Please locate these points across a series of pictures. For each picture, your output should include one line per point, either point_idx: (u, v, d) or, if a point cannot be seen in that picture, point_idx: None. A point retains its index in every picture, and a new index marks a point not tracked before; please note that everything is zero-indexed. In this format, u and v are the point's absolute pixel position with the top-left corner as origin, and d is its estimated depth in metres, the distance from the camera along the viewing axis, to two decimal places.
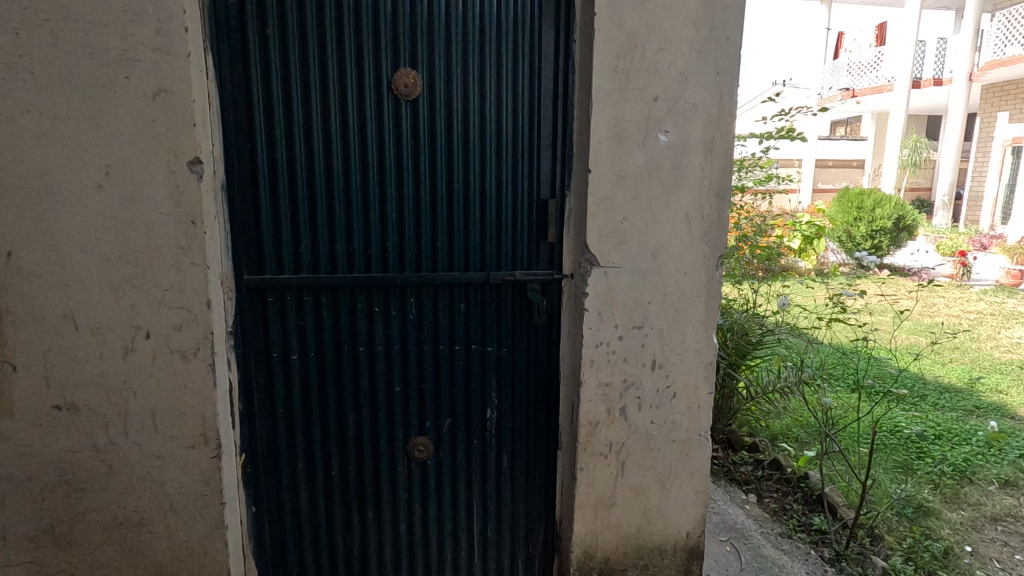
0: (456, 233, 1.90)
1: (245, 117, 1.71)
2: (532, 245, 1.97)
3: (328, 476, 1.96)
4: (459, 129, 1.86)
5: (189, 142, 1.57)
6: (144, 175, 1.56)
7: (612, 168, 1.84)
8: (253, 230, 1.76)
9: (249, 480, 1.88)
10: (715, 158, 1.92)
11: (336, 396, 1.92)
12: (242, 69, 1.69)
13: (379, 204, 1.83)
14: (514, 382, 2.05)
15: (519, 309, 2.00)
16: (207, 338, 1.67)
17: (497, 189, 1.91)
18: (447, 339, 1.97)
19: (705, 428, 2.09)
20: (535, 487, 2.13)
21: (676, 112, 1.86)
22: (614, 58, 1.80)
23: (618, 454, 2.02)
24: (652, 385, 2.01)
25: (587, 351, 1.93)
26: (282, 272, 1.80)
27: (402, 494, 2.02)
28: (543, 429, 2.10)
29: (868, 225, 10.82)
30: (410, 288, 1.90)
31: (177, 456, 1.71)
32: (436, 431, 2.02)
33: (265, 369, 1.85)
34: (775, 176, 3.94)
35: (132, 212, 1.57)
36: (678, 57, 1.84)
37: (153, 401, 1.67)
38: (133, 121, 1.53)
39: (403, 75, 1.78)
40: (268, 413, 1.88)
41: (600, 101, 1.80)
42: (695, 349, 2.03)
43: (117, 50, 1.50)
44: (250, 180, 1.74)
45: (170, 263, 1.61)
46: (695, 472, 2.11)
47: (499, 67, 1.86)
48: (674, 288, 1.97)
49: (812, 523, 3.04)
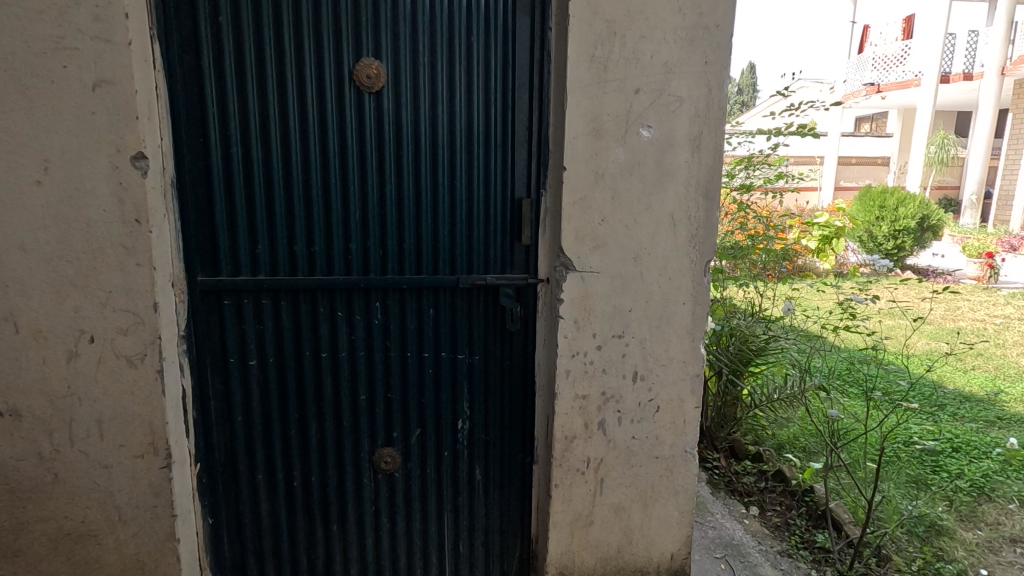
0: (424, 235, 1.80)
1: (198, 110, 1.62)
2: (506, 246, 1.85)
3: (290, 487, 1.87)
4: (425, 122, 1.75)
5: (132, 135, 1.48)
6: (84, 170, 1.47)
7: (589, 165, 1.71)
8: (207, 229, 1.68)
9: (205, 490, 1.80)
10: (703, 156, 1.77)
11: (298, 405, 1.84)
12: (193, 59, 1.60)
13: (341, 202, 1.73)
14: (488, 391, 1.93)
15: (492, 314, 1.88)
16: (155, 342, 1.58)
17: (468, 186, 1.80)
18: (415, 347, 1.86)
19: (691, 444, 1.95)
20: (510, 503, 2.02)
21: (659, 105, 1.72)
22: (590, 47, 1.66)
23: (596, 471, 1.90)
24: (633, 398, 1.87)
25: (562, 361, 1.80)
26: (239, 274, 1.71)
27: (368, 507, 1.93)
28: (519, 442, 1.98)
29: (891, 224, 10.42)
30: (375, 290, 1.80)
31: (125, 465, 1.63)
32: (404, 442, 1.91)
33: (222, 374, 1.76)
34: (787, 174, 3.74)
35: (73, 210, 1.48)
36: (662, 46, 1.69)
37: (99, 408, 1.59)
38: (71, 113, 1.44)
39: (366, 65, 1.68)
40: (225, 421, 1.79)
41: (576, 93, 1.67)
42: (681, 360, 1.88)
43: (54, 38, 1.41)
44: (204, 176, 1.65)
45: (114, 263, 1.52)
46: (679, 491, 1.97)
47: (470, 56, 1.74)
48: (657, 296, 1.83)
49: (815, 539, 2.90)
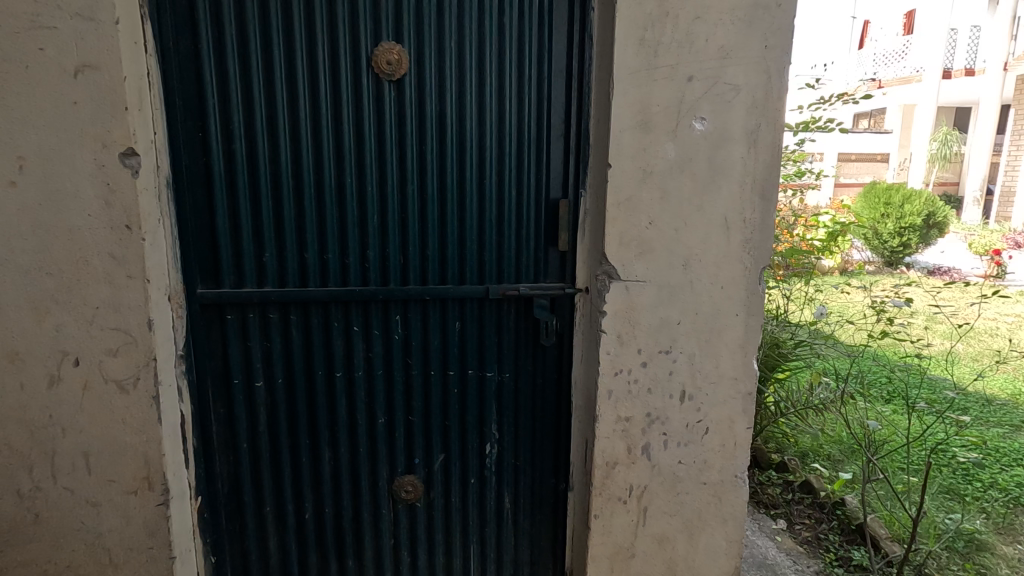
0: (450, 241, 1.61)
1: (196, 102, 1.44)
2: (539, 252, 1.67)
3: (301, 520, 1.68)
4: (452, 115, 1.56)
5: (120, 127, 1.28)
6: (67, 169, 1.28)
7: (636, 162, 1.53)
8: (208, 235, 1.49)
9: (207, 526, 1.61)
10: (760, 151, 1.59)
11: (309, 430, 1.65)
12: (190, 42, 1.42)
13: (357, 204, 1.55)
14: (519, 412, 1.76)
15: (524, 328, 1.70)
16: (149, 365, 1.39)
17: (499, 186, 1.62)
18: (438, 364, 1.68)
19: (742, 469, 1.76)
20: (541, 534, 1.84)
21: (713, 95, 1.53)
22: (640, 29, 1.48)
23: (639, 499, 1.72)
24: (681, 419, 1.70)
25: (604, 380, 1.63)
26: (243, 285, 1.53)
27: (387, 541, 1.74)
28: (552, 466, 1.80)
29: (896, 220, 10.28)
30: (394, 303, 1.61)
31: (115, 503, 1.43)
32: (427, 468, 1.73)
33: (225, 398, 1.58)
34: (811, 170, 3.59)
35: (55, 214, 1.29)
36: (718, 29, 1.51)
37: (86, 439, 1.39)
38: (51, 103, 1.25)
39: (386, 49, 1.49)
40: (230, 448, 1.61)
41: (622, 81, 1.49)
42: (731, 377, 1.70)
43: (29, 15, 1.22)
44: (203, 175, 1.47)
45: (102, 275, 1.33)
46: (728, 519, 1.79)
47: (502, 40, 1.55)
48: (708, 306, 1.65)
49: (851, 557, 2.71)
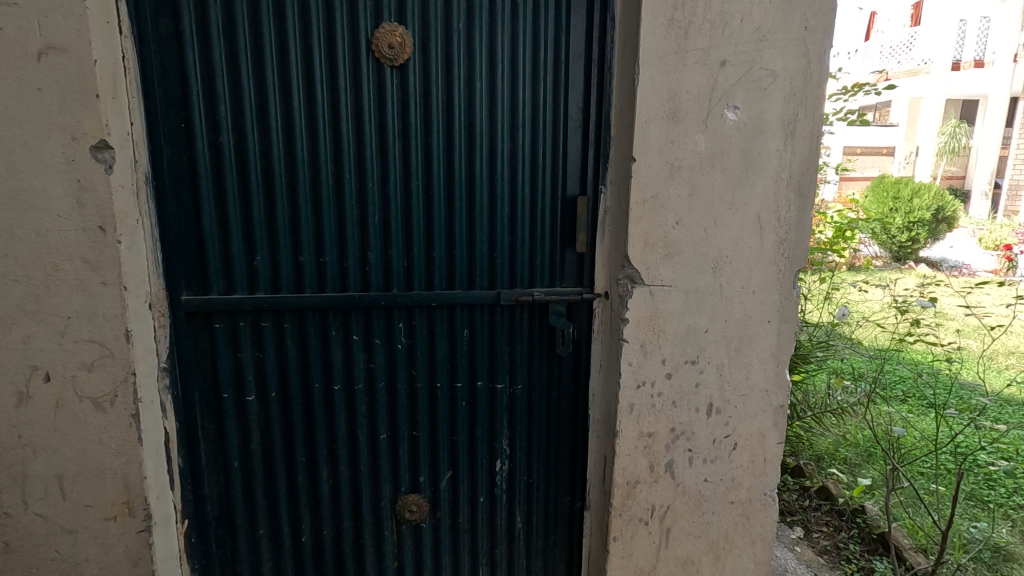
0: (459, 242, 1.48)
1: (179, 90, 1.30)
2: (556, 253, 1.55)
3: (298, 542, 1.56)
4: (460, 103, 1.43)
5: (92, 118, 1.15)
6: (33, 164, 1.14)
7: (664, 155, 1.39)
8: (195, 236, 1.36)
9: (196, 551, 1.48)
10: (797, 144, 1.45)
11: (307, 447, 1.52)
12: (171, 23, 1.28)
13: (357, 203, 1.41)
14: (532, 426, 1.63)
15: (538, 337, 1.58)
16: (127, 381, 1.26)
17: (512, 182, 1.49)
18: (446, 376, 1.56)
19: (771, 486, 1.64)
20: (555, 554, 1.72)
21: (748, 82, 1.39)
22: (669, 8, 1.33)
23: (662, 520, 1.59)
24: (707, 435, 1.57)
25: (626, 393, 1.50)
26: (233, 292, 1.40)
27: (390, 564, 1.62)
28: (568, 483, 1.68)
29: (904, 216, 10.11)
30: (398, 310, 1.48)
31: (94, 531, 1.30)
32: (433, 487, 1.61)
33: (215, 413, 1.46)
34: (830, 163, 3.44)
35: (19, 214, 1.15)
36: (755, 8, 1.37)
37: (59, 462, 1.25)
38: (13, 88, 1.11)
39: (388, 32, 1.35)
40: (220, 467, 1.49)
41: (650, 66, 1.35)
42: (763, 389, 1.57)
43: None
44: (188, 171, 1.34)
45: (74, 282, 1.19)
46: (756, 540, 1.66)
47: (515, 20, 1.42)
48: (738, 313, 1.52)
49: (874, 568, 2.52)
